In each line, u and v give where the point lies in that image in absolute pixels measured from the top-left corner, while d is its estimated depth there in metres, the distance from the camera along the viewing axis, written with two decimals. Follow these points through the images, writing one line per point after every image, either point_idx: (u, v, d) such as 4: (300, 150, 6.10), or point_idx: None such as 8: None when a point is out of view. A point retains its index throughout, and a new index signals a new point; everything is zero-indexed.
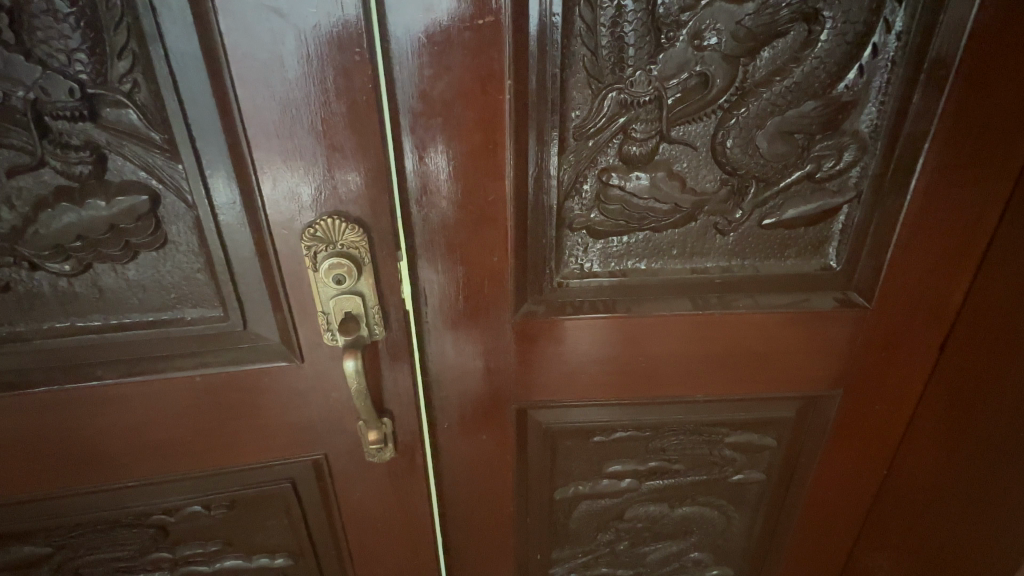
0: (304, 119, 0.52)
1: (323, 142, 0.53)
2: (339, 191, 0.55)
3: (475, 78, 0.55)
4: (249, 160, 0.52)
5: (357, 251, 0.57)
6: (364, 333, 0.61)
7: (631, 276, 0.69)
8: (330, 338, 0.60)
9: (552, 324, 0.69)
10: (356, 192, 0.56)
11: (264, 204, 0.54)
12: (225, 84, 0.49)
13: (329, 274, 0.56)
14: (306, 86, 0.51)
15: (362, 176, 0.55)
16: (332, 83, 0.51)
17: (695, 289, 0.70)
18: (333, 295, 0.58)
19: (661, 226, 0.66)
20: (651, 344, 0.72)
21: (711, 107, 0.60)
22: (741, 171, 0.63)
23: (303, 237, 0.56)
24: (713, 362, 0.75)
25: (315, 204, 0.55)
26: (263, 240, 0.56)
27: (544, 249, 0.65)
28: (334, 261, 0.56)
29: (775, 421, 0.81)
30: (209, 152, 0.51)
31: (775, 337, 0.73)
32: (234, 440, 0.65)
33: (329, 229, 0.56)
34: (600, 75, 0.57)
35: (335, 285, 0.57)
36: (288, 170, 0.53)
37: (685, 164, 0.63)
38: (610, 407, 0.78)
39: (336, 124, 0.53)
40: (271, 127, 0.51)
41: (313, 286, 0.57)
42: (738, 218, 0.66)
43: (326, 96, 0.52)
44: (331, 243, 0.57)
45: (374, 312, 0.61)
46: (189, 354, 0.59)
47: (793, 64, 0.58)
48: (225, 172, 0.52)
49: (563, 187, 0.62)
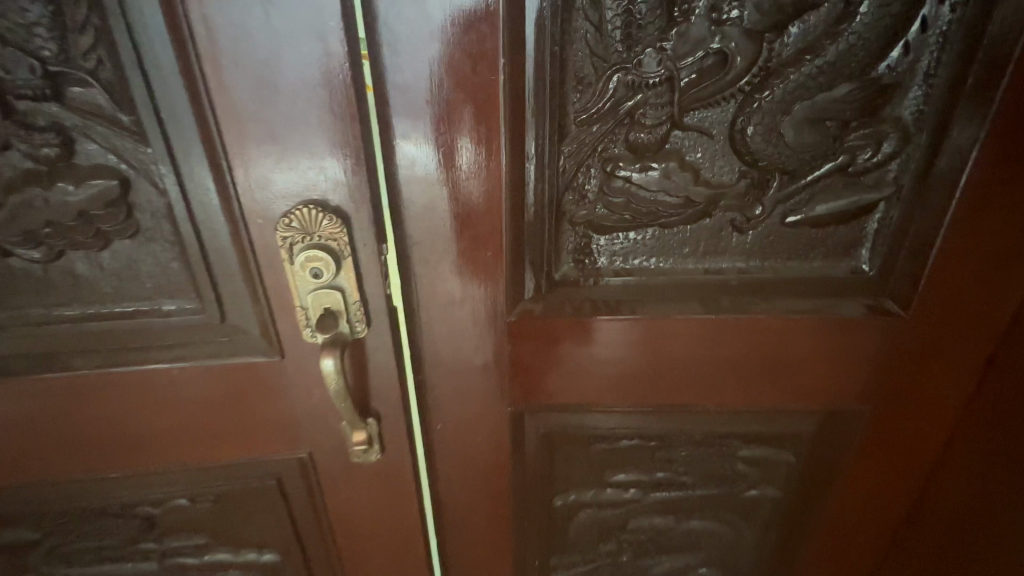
0: (280, 100, 0.48)
1: (302, 125, 0.50)
2: (320, 178, 0.52)
3: (466, 55, 0.50)
4: (222, 145, 0.49)
5: (336, 243, 0.54)
6: (344, 330, 0.57)
7: (638, 276, 0.63)
8: (309, 335, 0.56)
9: (550, 325, 0.65)
10: (338, 180, 0.52)
11: (240, 192, 0.51)
12: (194, 64, 0.46)
13: (305, 267, 0.53)
14: (279, 64, 0.47)
15: (344, 163, 0.52)
16: (308, 62, 0.47)
17: (708, 292, 0.64)
18: (312, 289, 0.54)
19: (670, 222, 0.60)
20: (659, 349, 0.67)
21: (730, 90, 0.53)
22: (762, 163, 0.56)
23: (278, 228, 0.52)
24: (725, 370, 0.69)
25: (294, 191, 0.52)
26: (239, 229, 0.53)
27: (542, 244, 0.61)
28: (312, 252, 0.53)
29: (794, 435, 0.75)
30: (180, 136, 0.48)
31: (798, 345, 0.67)
32: (215, 436, 0.63)
33: (307, 221, 0.53)
34: (605, 54, 0.52)
35: (313, 277, 0.54)
36: (264, 156, 0.50)
37: (699, 154, 0.57)
38: (613, 415, 0.73)
39: (315, 106, 0.49)
40: (245, 110, 0.48)
41: (290, 279, 0.54)
42: (757, 214, 0.59)
43: (302, 76, 0.48)
44: (309, 234, 0.53)
45: (357, 307, 0.57)
46: (167, 347, 0.57)
47: (826, 41, 0.51)
48: (199, 157, 0.50)
49: (562, 178, 0.57)
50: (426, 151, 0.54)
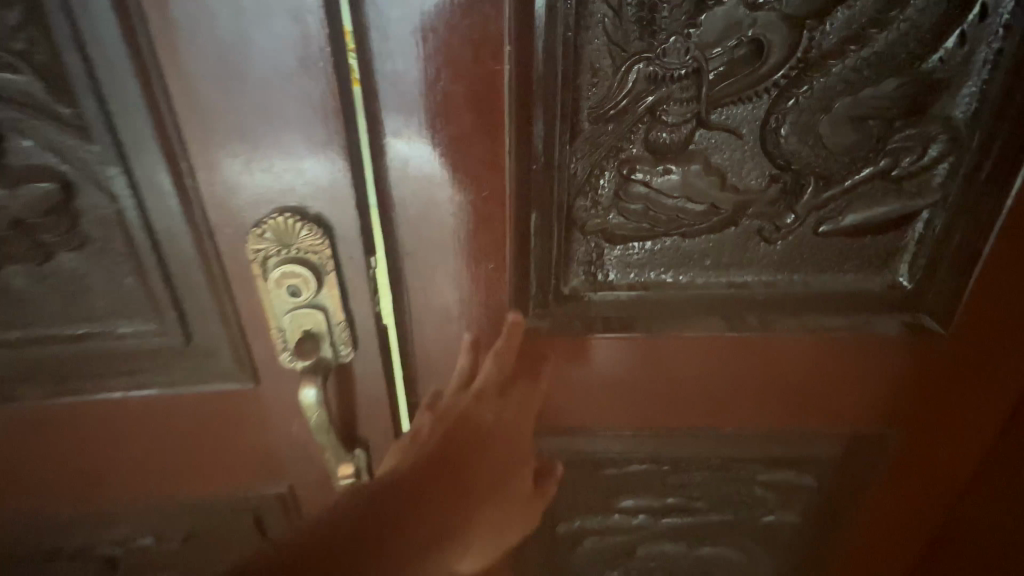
0: (249, 91, 0.42)
1: (276, 121, 0.43)
2: (298, 182, 0.46)
3: (466, 43, 0.44)
4: (182, 143, 0.43)
5: (316, 257, 0.47)
6: (327, 354, 0.52)
7: (653, 290, 0.57)
8: (286, 359, 0.50)
9: (556, 342, 0.60)
10: (319, 184, 0.46)
11: (207, 198, 0.45)
12: (148, 49, 0.39)
13: (281, 284, 0.47)
14: (248, 49, 0.40)
15: (326, 165, 0.45)
16: (282, 47, 0.41)
17: (729, 307, 0.58)
18: (290, 308, 0.48)
19: (692, 231, 0.54)
20: (675, 368, 0.62)
21: (763, 84, 0.47)
22: (796, 166, 0.51)
23: (248, 240, 0.46)
24: (745, 389, 0.64)
25: (268, 196, 0.46)
26: (205, 240, 0.46)
27: (550, 255, 0.54)
28: (289, 268, 0.47)
29: (817, 459, 0.70)
30: (133, 133, 0.42)
31: (812, 365, 0.62)
32: (180, 470, 0.56)
33: (284, 231, 0.46)
34: (624, 42, 0.46)
35: (291, 296, 0.48)
36: (233, 157, 0.44)
37: (726, 156, 0.51)
38: (624, 437, 0.68)
39: (291, 99, 0.43)
40: (208, 103, 0.41)
41: (264, 298, 0.48)
42: (788, 223, 0.53)
43: (275, 64, 0.41)
44: (285, 247, 0.47)
45: (341, 328, 0.51)
46: (123, 374, 0.50)
47: (873, 29, 0.45)
48: (155, 157, 0.43)
49: (573, 181, 0.51)
50: (420, 151, 0.47)
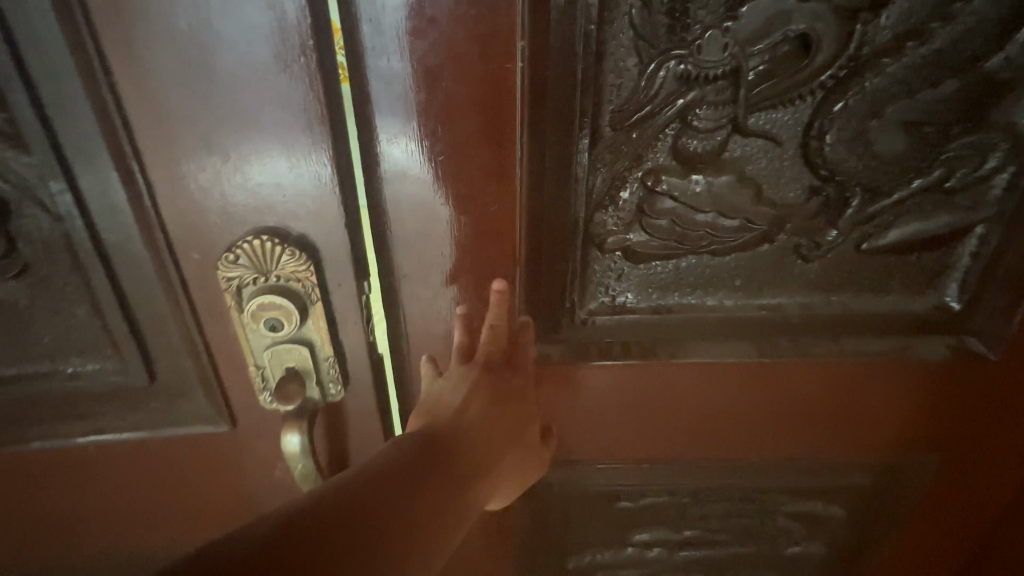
0: (215, 93, 0.35)
1: (249, 127, 0.37)
2: (278, 197, 0.40)
3: (471, 38, 0.38)
4: (139, 152, 0.36)
5: (300, 284, 0.41)
6: (313, 394, 0.46)
7: (677, 313, 0.52)
8: (264, 400, 0.45)
9: (568, 370, 0.55)
10: (300, 199, 0.40)
11: (172, 216, 0.39)
12: (96, 44, 0.33)
13: (259, 318, 0.41)
14: (213, 43, 0.34)
15: (307, 177, 0.39)
16: (253, 41, 0.34)
17: (758, 331, 0.53)
18: (268, 344, 0.42)
19: (722, 249, 0.48)
20: (697, 395, 0.57)
21: (807, 85, 0.42)
22: (840, 177, 0.45)
23: (220, 266, 0.40)
24: (773, 418, 0.59)
25: (242, 213, 0.39)
26: (171, 265, 0.40)
27: (562, 276, 0.49)
28: (265, 299, 0.40)
29: (847, 488, 0.65)
30: (78, 143, 0.36)
31: (821, 393, 0.57)
32: (154, 513, 0.51)
33: (259, 256, 0.40)
34: (652, 37, 0.40)
35: (268, 330, 0.42)
36: (202, 169, 0.38)
37: (763, 165, 0.45)
38: (639, 469, 0.63)
39: (266, 101, 0.36)
40: (167, 105, 0.35)
41: (240, 333, 0.42)
42: (831, 239, 0.48)
43: (245, 60, 0.35)
44: (260, 275, 0.40)
45: (329, 364, 0.45)
46: (82, 413, 0.45)
47: (934, 23, 0.40)
48: (108, 172, 0.37)
49: (592, 194, 0.45)
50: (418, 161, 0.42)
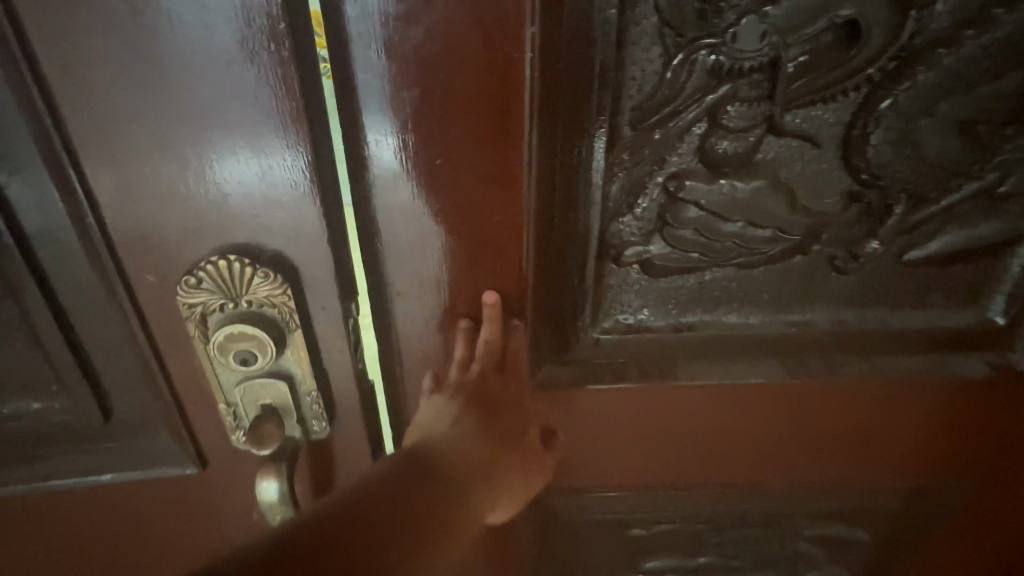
0: (163, 88, 0.31)
1: (212, 128, 0.32)
2: (250, 208, 0.35)
3: (472, 23, 0.33)
4: (85, 156, 0.32)
5: (275, 312, 0.37)
6: (294, 433, 0.42)
7: (699, 332, 0.47)
8: (239, 440, 0.41)
9: (578, 393, 0.50)
10: (275, 210, 0.35)
11: (134, 227, 0.34)
12: (37, 26, 0.29)
13: (230, 350, 0.37)
14: (167, 28, 0.29)
15: (281, 185, 0.34)
16: (214, 24, 0.29)
17: (785, 350, 0.49)
18: (239, 378, 0.39)
19: (750, 262, 0.44)
20: (717, 418, 0.52)
21: (852, 79, 0.37)
22: (882, 182, 0.41)
23: (183, 293, 0.36)
24: (798, 441, 0.55)
25: (211, 226, 0.35)
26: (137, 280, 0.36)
27: (571, 291, 0.44)
28: (232, 329, 0.37)
29: (873, 513, 0.60)
30: (25, 140, 0.31)
31: (843, 417, 0.53)
32: (127, 541, 0.48)
33: (225, 277, 0.36)
34: (679, 23, 0.35)
35: (238, 363, 0.38)
36: (164, 176, 0.33)
37: (799, 169, 0.40)
38: (653, 496, 0.58)
39: (231, 98, 0.31)
40: (111, 101, 0.31)
41: (208, 365, 0.38)
42: (869, 251, 0.44)
43: (205, 48, 0.30)
44: (229, 300, 0.36)
45: (312, 398, 0.41)
46: (44, 439, 0.41)
47: (997, 10, 0.35)
48: (60, 175, 0.32)
49: (608, 201, 0.41)
50: (412, 167, 0.37)
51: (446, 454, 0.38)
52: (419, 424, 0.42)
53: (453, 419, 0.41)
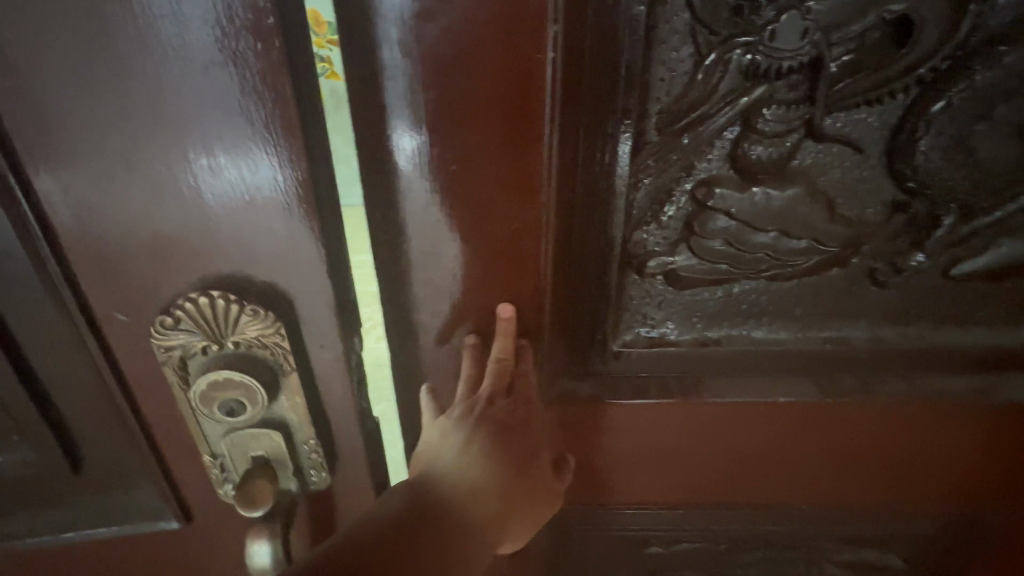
0: (149, 141, 0.30)
1: (197, 155, 0.31)
2: (236, 237, 0.34)
3: (490, 22, 0.31)
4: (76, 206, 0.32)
5: (264, 357, 0.37)
6: (290, 486, 0.43)
7: (725, 347, 0.45)
8: (229, 490, 0.43)
9: (597, 408, 0.48)
10: (264, 239, 0.34)
11: (125, 247, 0.34)
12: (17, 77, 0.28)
13: (215, 402, 0.38)
14: (148, 50, 0.28)
15: (268, 214, 0.33)
16: (198, 44, 0.28)
17: (817, 367, 0.46)
18: (228, 432, 0.40)
19: (783, 274, 0.41)
20: (745, 437, 0.50)
21: (901, 80, 0.34)
22: (930, 191, 0.38)
23: (163, 340, 0.36)
24: (829, 463, 0.52)
25: (199, 253, 0.34)
26: (143, 288, 0.35)
27: (591, 301, 0.43)
28: (218, 386, 0.37)
29: (909, 539, 0.57)
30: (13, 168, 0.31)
31: (876, 440, 0.50)
32: (140, 540, 0.48)
33: (212, 324, 0.36)
34: (712, 20, 0.33)
35: (225, 418, 0.39)
36: (149, 202, 0.32)
37: (837, 177, 0.38)
38: (674, 515, 0.56)
39: (215, 123, 0.30)
40: (97, 156, 0.31)
41: (194, 415, 0.39)
42: (914, 264, 0.41)
43: (189, 70, 0.29)
44: (213, 343, 0.36)
45: (308, 449, 0.42)
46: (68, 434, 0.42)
47: None
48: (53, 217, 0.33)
49: (632, 209, 0.39)
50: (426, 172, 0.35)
51: (454, 487, 0.37)
52: (427, 447, 0.40)
53: (462, 442, 0.39)
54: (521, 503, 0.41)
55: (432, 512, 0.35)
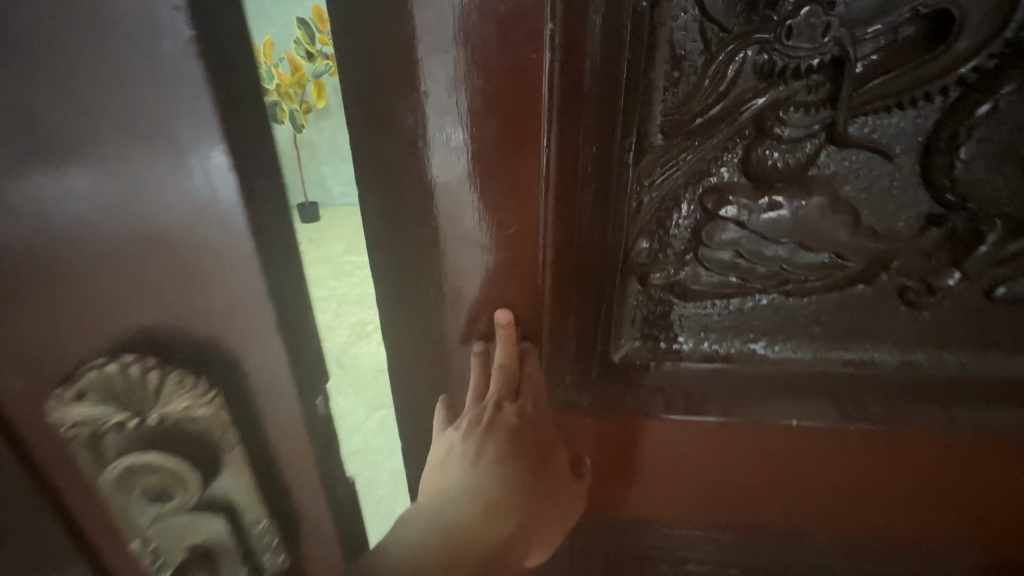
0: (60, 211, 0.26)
1: (140, 194, 0.27)
2: (168, 300, 0.30)
3: (486, 19, 0.30)
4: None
5: (203, 432, 0.33)
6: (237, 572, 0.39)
7: (736, 364, 0.43)
8: None
9: (608, 423, 0.46)
10: (203, 293, 0.31)
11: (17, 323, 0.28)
12: None
13: (143, 488, 0.33)
14: (111, 66, 0.24)
15: (222, 266, 0.30)
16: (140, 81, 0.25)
17: (841, 390, 0.42)
18: (156, 521, 0.34)
19: (800, 290, 0.39)
20: (770, 462, 0.46)
21: (939, 81, 0.31)
22: (972, 204, 0.34)
23: (69, 423, 0.31)
24: (862, 495, 0.48)
25: (131, 303, 0.29)
26: (59, 335, 0.29)
27: (593, 310, 0.41)
28: (147, 472, 0.32)
29: None
30: None
31: (912, 470, 0.45)
32: None
33: (130, 394, 0.31)
34: (725, 16, 0.30)
35: (153, 504, 0.34)
36: (78, 233, 0.27)
37: (864, 186, 0.35)
38: (689, 541, 0.52)
39: (175, 160, 0.27)
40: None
41: (114, 502, 0.33)
42: (952, 285, 0.37)
43: (153, 99, 0.25)
44: (133, 418, 0.31)
45: (260, 528, 0.39)
46: None
47: None
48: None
49: (636, 216, 0.37)
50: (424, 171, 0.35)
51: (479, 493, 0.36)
52: (438, 463, 0.39)
53: (474, 453, 0.38)
54: (549, 510, 0.40)
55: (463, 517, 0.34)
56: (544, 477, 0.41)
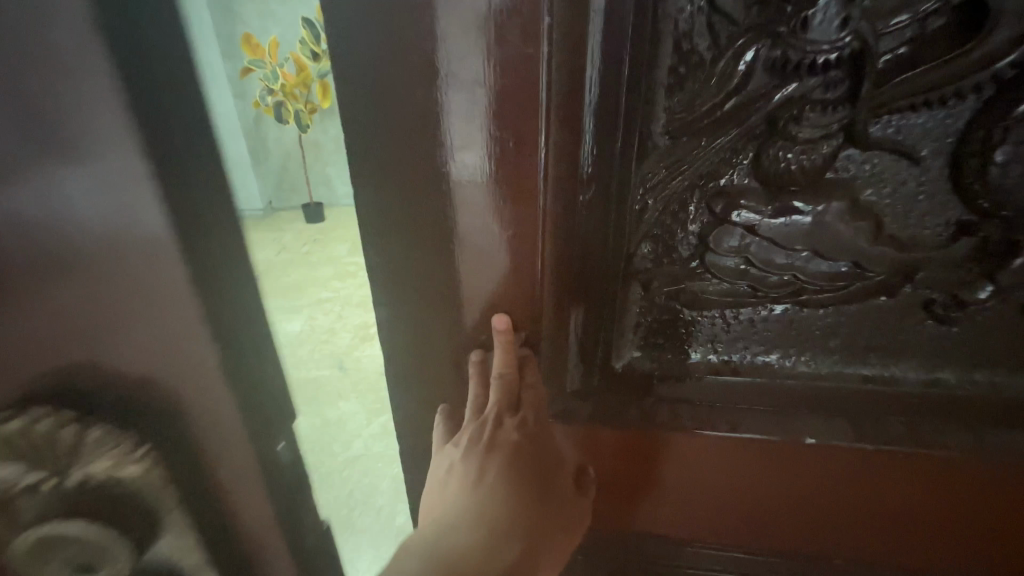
0: None
1: (101, 188, 0.30)
2: (74, 317, 0.34)
3: (479, 18, 0.29)
4: None
5: (115, 488, 0.39)
6: None
7: (747, 377, 0.40)
8: None
9: (622, 433, 0.44)
10: (146, 319, 0.35)
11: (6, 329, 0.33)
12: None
13: (51, 549, 0.39)
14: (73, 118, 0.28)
15: (158, 282, 0.34)
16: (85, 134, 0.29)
17: (858, 407, 0.40)
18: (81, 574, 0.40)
19: (814, 300, 0.36)
20: (795, 479, 0.43)
21: (971, 78, 0.28)
22: (1007, 211, 0.31)
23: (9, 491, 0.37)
24: (896, 515, 0.44)
25: (93, 333, 0.35)
26: (37, 352, 0.35)
27: (594, 319, 0.39)
28: (64, 532, 0.39)
29: None
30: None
31: (935, 495, 0.42)
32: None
33: (48, 454, 0.37)
34: (734, 11, 0.28)
35: (67, 558, 0.40)
36: (58, 223, 0.31)
37: (887, 191, 0.32)
38: (710, 554, 0.49)
39: (126, 199, 0.31)
40: None
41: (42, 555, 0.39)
42: (982, 299, 0.35)
43: (64, 97, 0.28)
44: (52, 475, 0.38)
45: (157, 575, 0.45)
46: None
47: None
48: None
49: (639, 220, 0.35)
50: (419, 172, 0.34)
51: (491, 506, 0.36)
52: (440, 488, 0.38)
53: (476, 475, 0.37)
54: (562, 528, 0.38)
55: (479, 533, 0.34)
56: (552, 500, 0.39)
